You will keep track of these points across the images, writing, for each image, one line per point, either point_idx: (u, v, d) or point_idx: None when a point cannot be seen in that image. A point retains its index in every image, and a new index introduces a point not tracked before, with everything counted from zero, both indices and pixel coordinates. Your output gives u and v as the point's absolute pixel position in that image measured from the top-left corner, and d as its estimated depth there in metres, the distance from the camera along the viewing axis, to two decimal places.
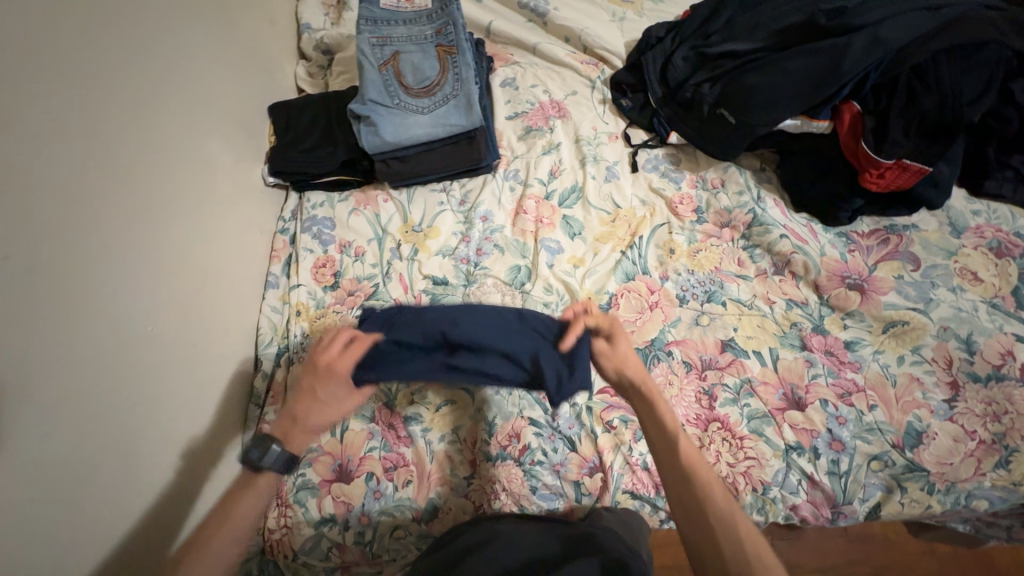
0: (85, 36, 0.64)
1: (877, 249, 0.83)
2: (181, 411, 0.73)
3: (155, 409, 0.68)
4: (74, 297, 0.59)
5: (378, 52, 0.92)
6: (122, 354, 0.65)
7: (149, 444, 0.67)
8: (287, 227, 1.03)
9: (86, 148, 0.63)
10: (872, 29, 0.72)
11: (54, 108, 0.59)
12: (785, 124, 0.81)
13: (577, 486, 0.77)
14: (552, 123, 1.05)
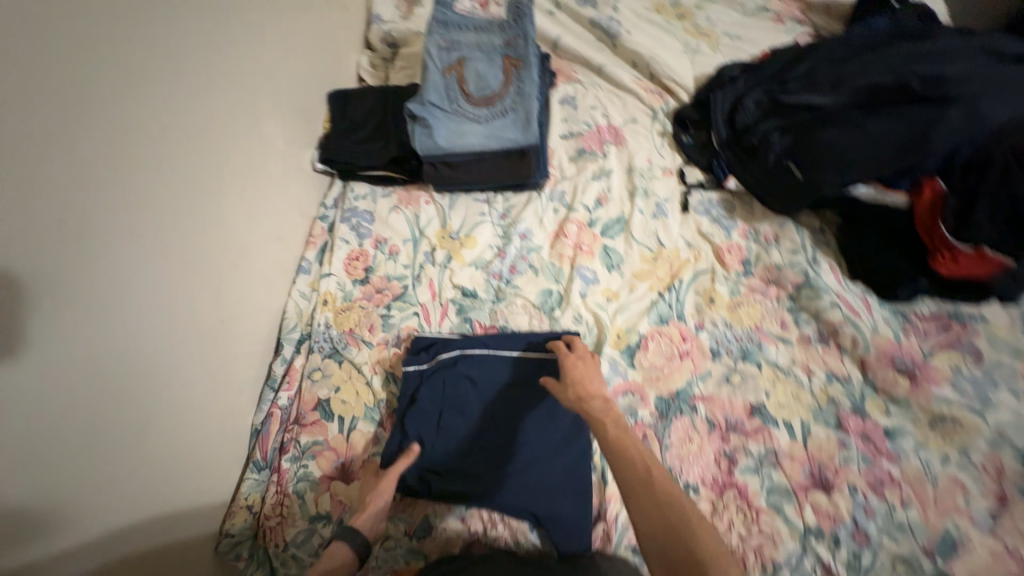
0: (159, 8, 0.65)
1: (935, 335, 0.77)
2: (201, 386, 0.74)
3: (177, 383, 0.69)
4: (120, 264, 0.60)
5: (445, 56, 0.91)
6: (156, 324, 0.66)
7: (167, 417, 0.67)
8: (327, 214, 1.03)
9: (149, 119, 0.64)
10: (969, 103, 0.69)
11: (123, 77, 0.60)
12: (857, 190, 0.79)
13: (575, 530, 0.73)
14: (606, 148, 1.03)
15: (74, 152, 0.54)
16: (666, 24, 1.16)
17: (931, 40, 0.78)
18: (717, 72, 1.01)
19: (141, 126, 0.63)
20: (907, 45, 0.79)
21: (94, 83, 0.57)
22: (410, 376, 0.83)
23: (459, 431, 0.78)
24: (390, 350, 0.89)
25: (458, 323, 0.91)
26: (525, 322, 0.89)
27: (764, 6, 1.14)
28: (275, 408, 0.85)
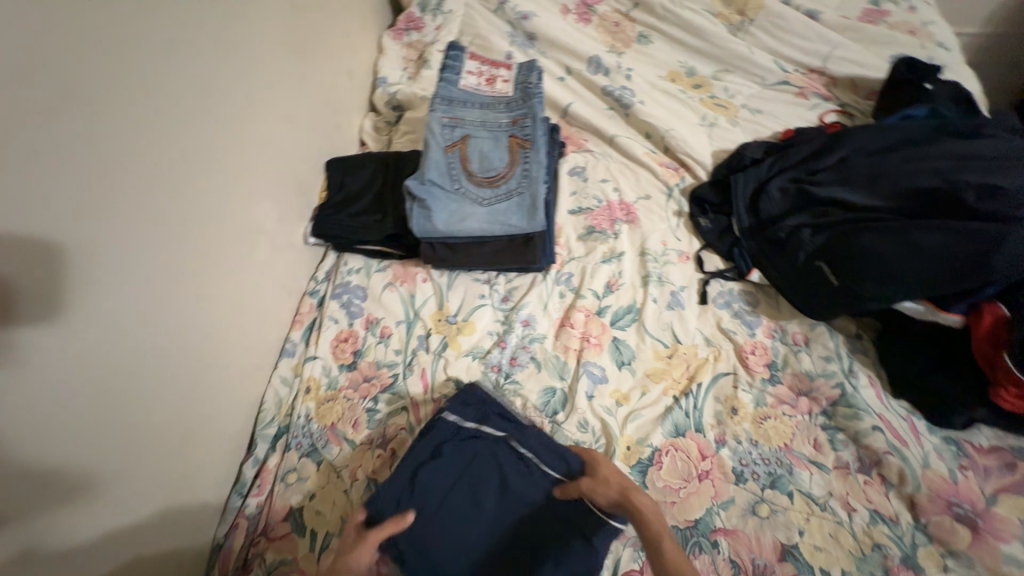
0: (135, 94, 0.60)
1: (997, 474, 0.67)
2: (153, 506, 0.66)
3: (124, 509, 0.61)
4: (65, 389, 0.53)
5: (448, 133, 0.86)
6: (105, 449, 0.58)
7: (107, 551, 0.59)
8: (317, 289, 0.97)
9: (119, 220, 0.59)
10: None
11: (86, 174, 0.54)
12: (904, 305, 0.67)
13: None
14: (617, 227, 0.96)
15: (41, 267, 0.50)
16: (683, 95, 1.11)
17: (980, 142, 0.70)
18: (737, 152, 0.95)
19: (109, 231, 0.57)
20: (952, 145, 0.72)
21: (51, 193, 0.51)
22: (446, 427, 0.76)
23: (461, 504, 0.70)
24: (372, 453, 0.80)
25: None
26: None
27: (786, 79, 1.08)
28: (241, 517, 0.76)
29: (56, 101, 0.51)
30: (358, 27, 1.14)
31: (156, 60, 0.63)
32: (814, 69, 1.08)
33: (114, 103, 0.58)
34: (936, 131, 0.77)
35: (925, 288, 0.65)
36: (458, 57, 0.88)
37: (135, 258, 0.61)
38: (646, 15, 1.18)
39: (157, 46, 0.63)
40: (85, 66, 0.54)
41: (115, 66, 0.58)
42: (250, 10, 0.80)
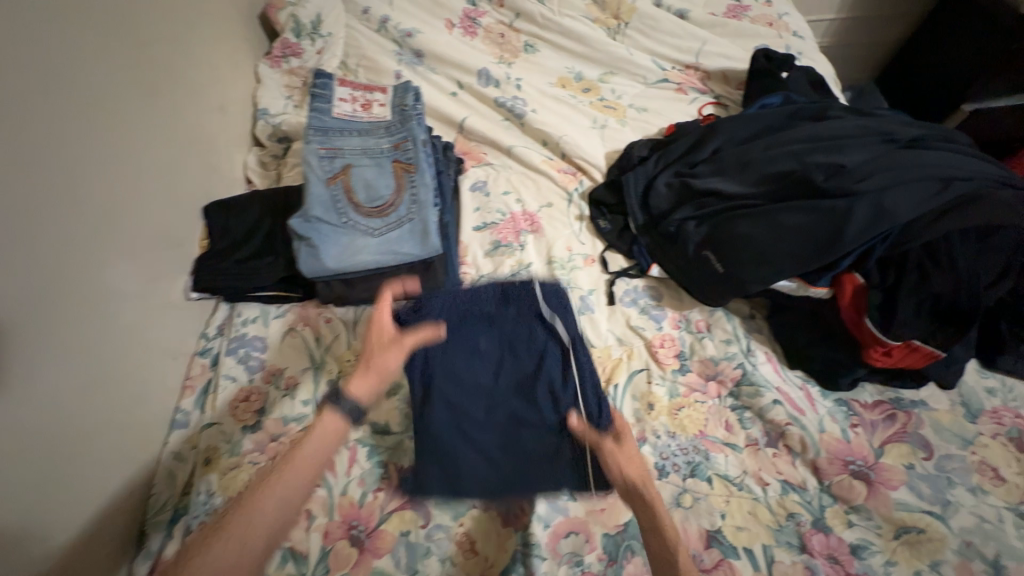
0: None
1: (882, 426, 0.72)
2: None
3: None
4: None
5: (327, 165, 0.82)
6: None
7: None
8: (210, 347, 0.89)
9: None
10: (876, 195, 0.64)
11: None
12: (780, 285, 0.72)
13: None
14: (523, 239, 0.94)
15: None
16: (574, 100, 1.13)
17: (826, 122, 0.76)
18: (625, 152, 0.97)
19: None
20: (805, 127, 0.77)
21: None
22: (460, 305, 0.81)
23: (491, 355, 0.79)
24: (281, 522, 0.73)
25: (369, 469, 0.77)
26: None
27: (665, 77, 1.14)
28: None
29: None
30: (228, 56, 1.06)
31: None
32: (689, 65, 1.14)
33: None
34: (790, 116, 0.82)
35: (795, 266, 0.69)
36: (326, 84, 0.83)
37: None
38: (529, 25, 1.19)
39: None
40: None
41: None
42: (88, 48, 0.70)
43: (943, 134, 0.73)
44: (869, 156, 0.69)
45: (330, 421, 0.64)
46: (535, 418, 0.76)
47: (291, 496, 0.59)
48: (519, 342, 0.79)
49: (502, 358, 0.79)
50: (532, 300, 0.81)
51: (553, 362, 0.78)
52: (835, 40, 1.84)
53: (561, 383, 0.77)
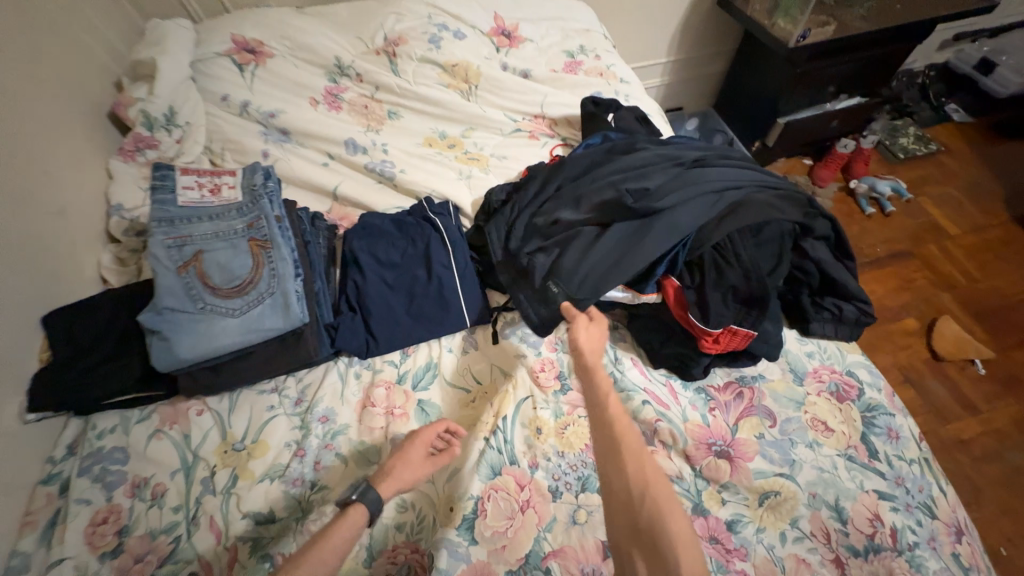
0: None
1: (734, 405, 0.81)
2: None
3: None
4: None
5: (177, 254, 0.80)
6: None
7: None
8: (58, 471, 0.79)
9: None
10: (671, 214, 0.76)
11: None
12: (617, 296, 0.79)
13: None
14: (400, 295, 0.95)
15: None
16: (440, 157, 1.22)
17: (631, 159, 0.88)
18: (486, 197, 1.05)
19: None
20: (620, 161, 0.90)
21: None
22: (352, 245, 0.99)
23: (391, 242, 1.01)
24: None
25: (253, 566, 0.72)
26: None
27: (519, 126, 1.27)
28: None
29: None
30: (69, 158, 1.02)
31: None
32: (536, 115, 1.28)
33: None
34: (611, 153, 0.96)
35: (619, 280, 0.77)
36: (167, 176, 0.84)
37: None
38: (389, 95, 1.29)
39: None
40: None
41: None
42: None
43: (727, 156, 0.87)
44: (665, 181, 0.82)
45: (356, 512, 0.66)
46: (423, 277, 0.96)
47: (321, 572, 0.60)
48: (405, 244, 1.00)
49: (402, 243, 1.00)
50: (422, 207, 1.06)
51: (438, 248, 0.98)
52: (672, 77, 2.15)
53: (445, 258, 0.97)
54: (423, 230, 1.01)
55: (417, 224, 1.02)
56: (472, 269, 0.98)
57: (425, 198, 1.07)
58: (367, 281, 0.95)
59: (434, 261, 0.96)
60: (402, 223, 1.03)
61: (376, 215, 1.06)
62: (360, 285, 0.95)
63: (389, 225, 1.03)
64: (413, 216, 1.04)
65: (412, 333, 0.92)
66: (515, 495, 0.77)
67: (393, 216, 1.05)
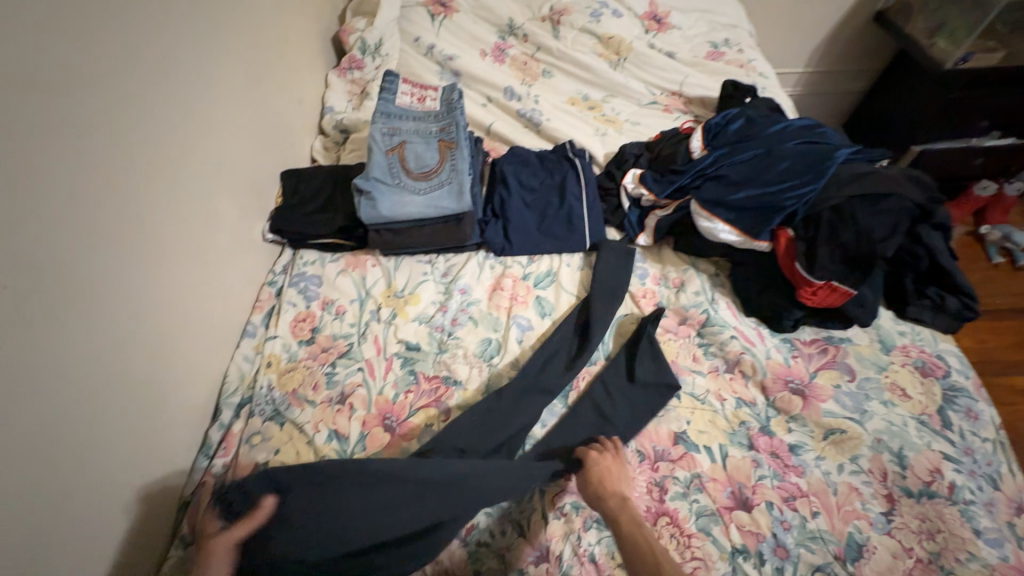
0: (135, 108, 0.76)
1: (817, 357, 0.90)
2: (119, 475, 0.72)
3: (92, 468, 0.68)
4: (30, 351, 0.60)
5: (387, 140, 1.05)
6: (77, 410, 0.66)
7: (74, 510, 0.65)
8: (275, 280, 1.08)
9: (85, 205, 0.68)
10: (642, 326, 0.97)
11: (93, 156, 0.69)
12: (731, 240, 0.92)
13: (544, 501, 0.80)
14: (536, 213, 1.14)
15: (53, 243, 0.63)
16: (580, 114, 1.39)
17: (697, 205, 0.94)
18: (621, 150, 1.21)
19: (80, 216, 0.67)
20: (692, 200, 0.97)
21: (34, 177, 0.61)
22: (504, 167, 1.20)
23: (535, 171, 1.20)
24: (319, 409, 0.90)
25: (402, 375, 0.94)
26: (466, 370, 0.95)
27: (655, 100, 1.41)
28: (208, 476, 0.83)
29: (77, 110, 0.67)
30: (307, 65, 1.33)
31: (130, 77, 0.75)
32: (673, 92, 1.41)
33: (92, 108, 0.69)
34: (749, 125, 1.06)
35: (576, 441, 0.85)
36: (392, 81, 1.11)
37: (103, 242, 0.71)
38: (547, 57, 1.48)
39: (149, 69, 0.79)
40: (66, 76, 0.65)
41: (93, 78, 0.69)
42: (219, 44, 0.97)
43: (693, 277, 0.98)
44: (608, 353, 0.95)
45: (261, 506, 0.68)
46: (557, 203, 1.14)
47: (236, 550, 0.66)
48: (547, 175, 1.19)
49: (542, 174, 1.20)
50: (564, 147, 1.23)
51: (572, 181, 1.16)
52: (806, 89, 2.14)
53: (578, 190, 1.14)
54: (563, 167, 1.20)
55: (558, 161, 1.21)
56: (599, 205, 1.14)
57: (568, 142, 1.25)
58: (511, 196, 1.15)
59: (568, 191, 1.14)
60: (546, 158, 1.22)
61: (525, 149, 1.26)
62: (505, 198, 1.15)
63: (535, 158, 1.22)
64: (557, 153, 1.23)
65: (541, 244, 1.10)
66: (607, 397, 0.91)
67: (540, 152, 1.24)
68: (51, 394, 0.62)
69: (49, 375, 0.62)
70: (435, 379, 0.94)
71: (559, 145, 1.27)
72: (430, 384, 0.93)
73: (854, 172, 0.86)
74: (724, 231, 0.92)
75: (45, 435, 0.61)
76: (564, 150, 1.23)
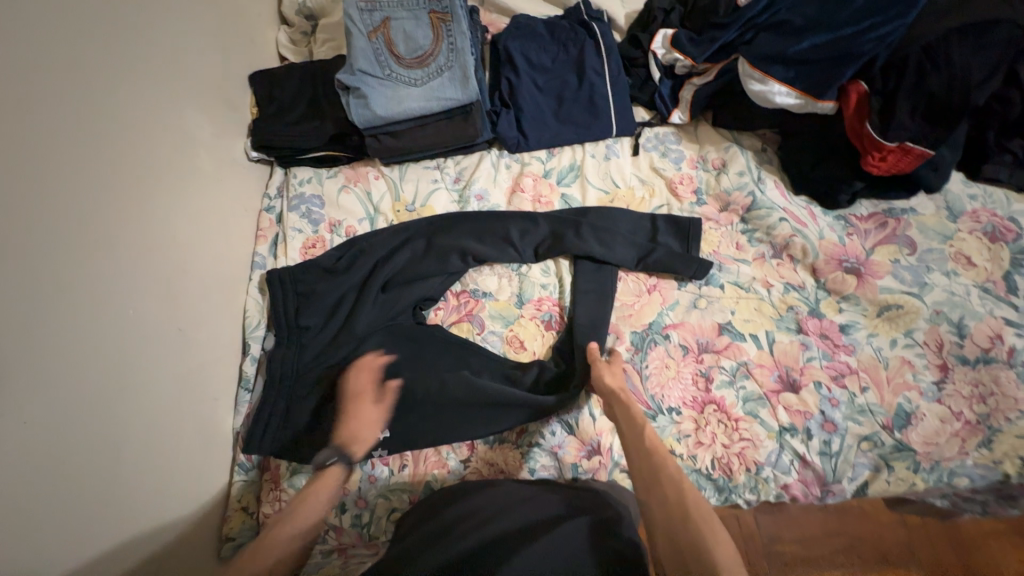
0: None
1: (875, 233, 0.83)
2: (167, 414, 0.71)
3: (143, 409, 0.67)
4: (37, 300, 0.56)
5: (368, 19, 0.88)
6: (102, 359, 0.63)
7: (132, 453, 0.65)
8: (272, 205, 0.98)
9: (35, 131, 0.58)
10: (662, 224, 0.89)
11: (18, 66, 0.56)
12: (788, 104, 0.80)
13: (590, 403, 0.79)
14: (552, 99, 0.98)
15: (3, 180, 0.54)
16: None
17: (749, 65, 0.81)
18: (647, 6, 0.99)
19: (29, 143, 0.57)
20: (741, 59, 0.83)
21: None
22: (507, 42, 1.00)
23: (545, 45, 1.01)
24: (347, 334, 0.86)
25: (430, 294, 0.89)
26: (494, 282, 0.89)
27: None
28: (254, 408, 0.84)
29: None
30: None
31: None
32: None
33: None
34: None
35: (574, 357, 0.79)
36: None
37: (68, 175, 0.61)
38: None
39: None
40: None
41: None
42: None
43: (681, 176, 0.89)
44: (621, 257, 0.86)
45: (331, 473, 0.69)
46: (576, 82, 0.98)
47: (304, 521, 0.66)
48: (559, 49, 1.00)
49: (555, 48, 1.01)
50: (578, 9, 1.02)
51: (592, 54, 0.98)
52: None
53: (599, 64, 0.97)
54: (579, 34, 1.00)
55: (571, 29, 1.00)
56: (625, 80, 0.97)
57: (582, 2, 1.02)
58: (521, 80, 0.98)
59: (588, 67, 0.97)
60: (555, 26, 1.01)
61: (531, 18, 1.04)
62: (513, 82, 0.98)
63: (543, 27, 1.02)
64: (569, 19, 1.02)
65: (561, 135, 0.96)
66: (641, 299, 0.86)
67: (548, 20, 1.03)
68: (73, 344, 0.59)
69: (62, 324, 0.58)
70: (462, 294, 0.89)
71: (572, 7, 1.04)
72: (459, 300, 0.89)
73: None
74: (781, 93, 0.79)
75: (82, 384, 0.60)
76: (578, 15, 1.02)
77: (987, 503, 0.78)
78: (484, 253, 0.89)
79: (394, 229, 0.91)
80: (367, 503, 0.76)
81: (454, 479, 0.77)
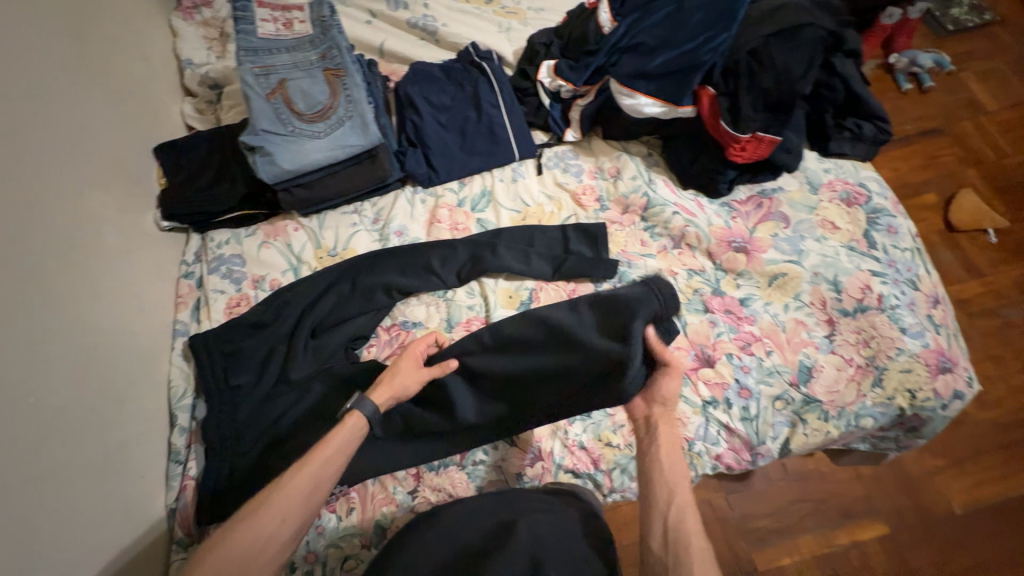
0: None
1: (754, 213, 0.93)
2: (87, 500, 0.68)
3: (58, 498, 0.64)
4: None
5: (264, 82, 0.91)
6: (13, 449, 0.60)
7: (50, 548, 0.61)
8: (191, 270, 0.97)
9: None
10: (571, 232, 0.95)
11: None
12: (655, 114, 0.90)
13: None
14: (455, 132, 1.05)
15: None
16: (478, 11, 1.23)
17: (617, 84, 0.90)
18: (529, 42, 1.10)
19: None
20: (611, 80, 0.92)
21: None
22: (407, 87, 1.07)
23: (442, 85, 1.08)
24: (282, 386, 0.85)
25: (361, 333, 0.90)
26: (423, 311, 0.92)
27: None
28: (187, 479, 0.81)
29: None
30: (140, 9, 1.08)
31: None
32: None
33: None
34: None
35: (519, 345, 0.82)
36: (246, 7, 0.94)
37: None
38: None
39: None
40: None
41: None
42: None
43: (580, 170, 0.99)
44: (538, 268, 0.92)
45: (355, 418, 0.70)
46: (474, 115, 1.05)
47: (276, 513, 0.60)
48: (455, 88, 1.08)
49: (452, 88, 1.08)
50: (468, 51, 1.11)
51: (485, 89, 1.06)
52: None
53: (493, 97, 1.05)
54: (471, 72, 1.08)
55: (464, 68, 1.09)
56: (519, 108, 1.06)
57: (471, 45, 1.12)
58: (424, 120, 1.04)
59: (483, 101, 1.05)
60: (449, 67, 1.10)
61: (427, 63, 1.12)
62: (417, 123, 1.04)
63: (439, 70, 1.09)
64: (461, 61, 1.11)
65: (468, 165, 1.03)
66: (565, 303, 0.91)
67: (442, 63, 1.11)
68: None
69: None
70: (393, 328, 0.91)
71: (463, 49, 1.13)
72: (389, 334, 0.91)
73: (764, 11, 0.85)
74: (648, 104, 0.89)
75: None
76: (468, 55, 1.11)
77: (898, 438, 0.86)
78: (407, 285, 0.91)
79: (317, 275, 0.93)
80: (317, 556, 0.74)
81: (403, 512, 0.76)
